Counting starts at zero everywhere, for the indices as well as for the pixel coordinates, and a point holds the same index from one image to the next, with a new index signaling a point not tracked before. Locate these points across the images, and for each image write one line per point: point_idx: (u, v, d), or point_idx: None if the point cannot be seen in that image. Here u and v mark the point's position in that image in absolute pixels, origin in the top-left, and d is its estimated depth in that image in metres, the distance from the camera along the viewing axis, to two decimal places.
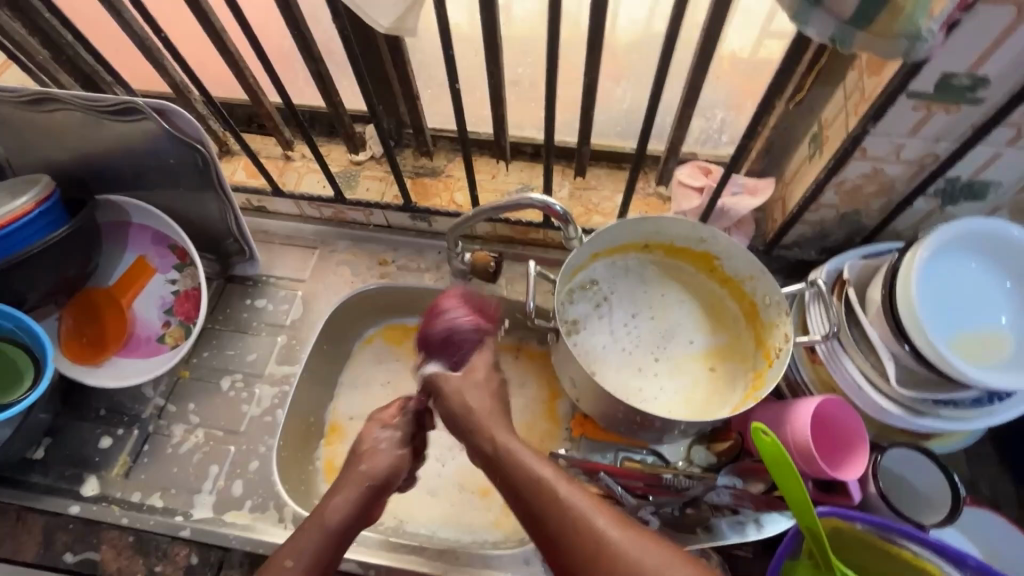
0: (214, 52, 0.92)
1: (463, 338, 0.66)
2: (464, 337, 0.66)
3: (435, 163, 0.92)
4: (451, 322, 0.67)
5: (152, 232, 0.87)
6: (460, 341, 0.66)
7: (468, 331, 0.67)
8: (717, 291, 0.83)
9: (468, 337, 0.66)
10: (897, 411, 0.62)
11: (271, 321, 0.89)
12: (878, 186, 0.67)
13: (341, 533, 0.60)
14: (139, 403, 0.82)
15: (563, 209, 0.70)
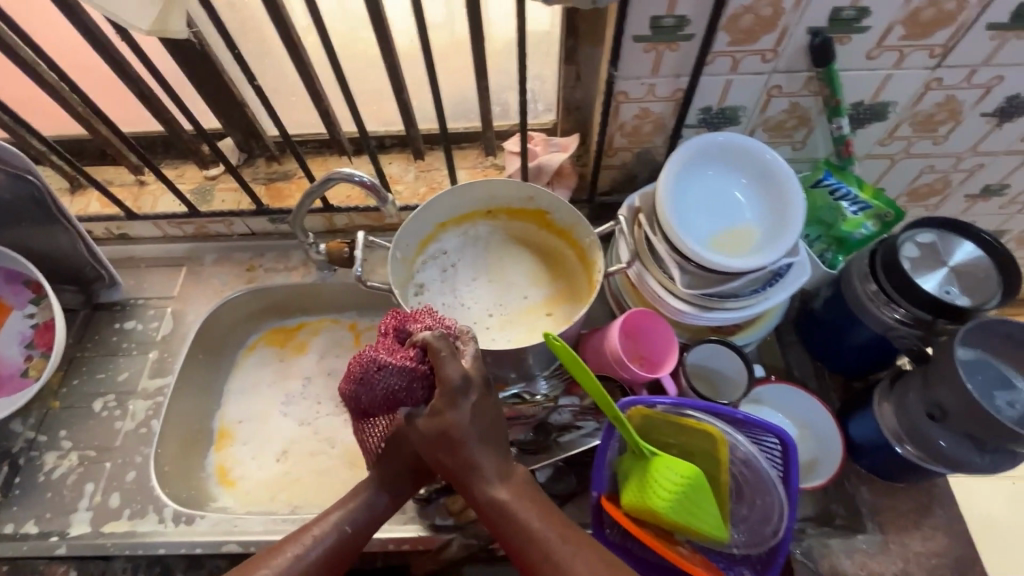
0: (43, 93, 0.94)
1: (402, 386, 0.60)
2: (402, 387, 0.60)
3: (286, 167, 0.98)
4: (382, 381, 0.60)
5: (3, 271, 0.87)
6: (401, 392, 0.60)
7: (401, 378, 0.59)
8: (557, 244, 0.90)
9: (403, 386, 0.59)
10: (688, 309, 0.71)
11: (142, 339, 0.91)
12: (652, 124, 0.77)
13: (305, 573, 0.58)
14: (7, 439, 0.81)
15: (372, 180, 0.77)
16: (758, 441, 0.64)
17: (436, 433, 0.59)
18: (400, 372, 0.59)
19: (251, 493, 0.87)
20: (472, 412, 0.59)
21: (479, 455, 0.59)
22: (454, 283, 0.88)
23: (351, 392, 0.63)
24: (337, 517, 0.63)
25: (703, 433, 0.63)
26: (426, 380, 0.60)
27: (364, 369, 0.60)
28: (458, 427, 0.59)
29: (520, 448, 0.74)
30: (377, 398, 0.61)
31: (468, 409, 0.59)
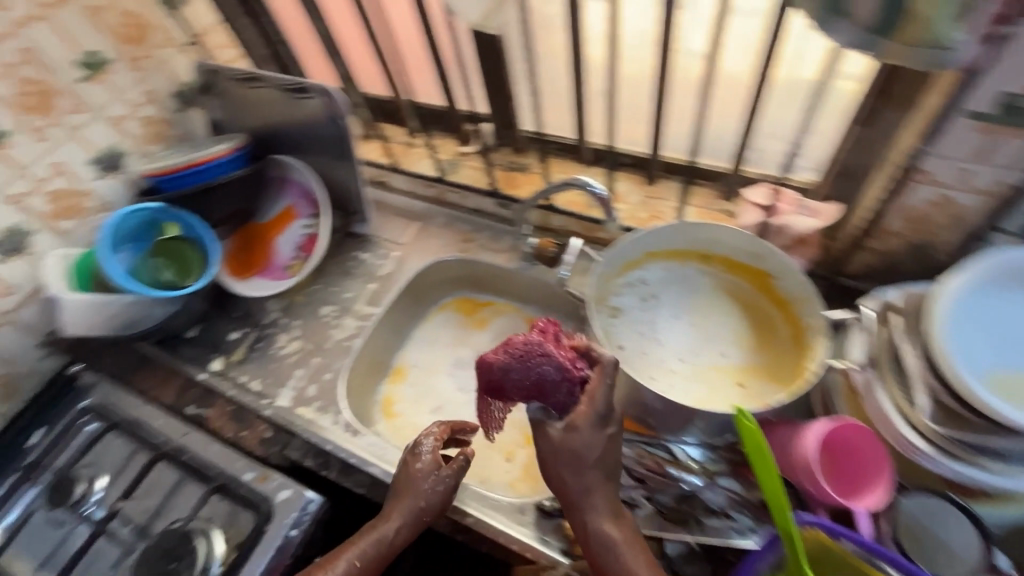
0: None
1: (556, 384, 0.68)
2: (556, 384, 0.68)
3: (525, 160, 1.05)
4: (541, 371, 0.67)
5: (300, 186, 1.10)
6: (552, 387, 0.68)
7: (561, 376, 0.68)
8: (771, 313, 0.82)
9: (560, 383, 0.67)
10: (925, 448, 0.58)
11: (368, 270, 1.08)
12: (949, 217, 0.64)
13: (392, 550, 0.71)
14: (262, 312, 1.04)
15: (602, 191, 0.81)
16: None
17: (567, 447, 0.67)
18: (560, 371, 0.67)
19: (403, 432, 0.98)
20: (605, 444, 0.67)
21: (599, 490, 0.66)
22: (648, 316, 0.85)
23: (496, 368, 0.69)
24: (348, 557, 0.68)
25: None
26: (575, 388, 0.68)
27: (531, 352, 0.68)
28: (589, 453, 0.67)
29: (658, 509, 0.71)
30: (527, 381, 0.68)
31: (601, 438, 0.68)
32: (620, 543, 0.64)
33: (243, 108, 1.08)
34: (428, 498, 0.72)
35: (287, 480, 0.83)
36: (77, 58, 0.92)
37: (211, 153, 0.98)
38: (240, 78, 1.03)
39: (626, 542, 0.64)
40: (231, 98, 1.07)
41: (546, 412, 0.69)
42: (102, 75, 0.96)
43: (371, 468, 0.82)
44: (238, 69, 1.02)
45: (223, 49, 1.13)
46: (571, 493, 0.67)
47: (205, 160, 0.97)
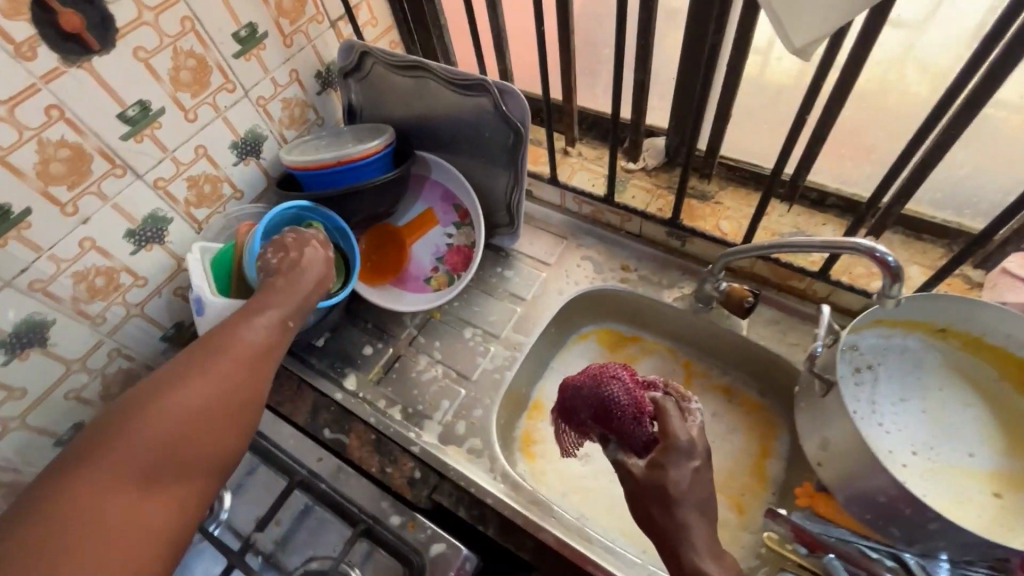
0: None
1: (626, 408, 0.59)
2: (623, 412, 0.60)
3: (707, 188, 0.93)
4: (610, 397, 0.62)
5: (443, 190, 1.01)
6: (618, 415, 0.60)
7: (627, 398, 0.60)
8: (1023, 407, 0.70)
9: (625, 408, 0.59)
10: None
11: (513, 291, 0.97)
12: None
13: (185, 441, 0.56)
14: (397, 327, 0.95)
15: (894, 260, 0.62)
16: None
17: (652, 482, 0.53)
18: (627, 394, 0.61)
19: (547, 477, 0.88)
20: (692, 479, 0.52)
21: (698, 526, 0.50)
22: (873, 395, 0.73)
23: (574, 391, 0.66)
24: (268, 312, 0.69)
25: None
26: (645, 415, 0.58)
27: (604, 371, 0.64)
28: (676, 483, 0.51)
29: None
30: (594, 403, 0.63)
31: (690, 472, 0.52)
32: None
33: (391, 97, 0.96)
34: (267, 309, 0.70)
35: (438, 531, 0.73)
36: (234, 31, 0.81)
37: (365, 148, 0.86)
38: (397, 64, 0.90)
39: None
40: (379, 84, 0.95)
41: (623, 452, 0.59)
42: (255, 51, 0.85)
43: (541, 530, 0.73)
44: (396, 54, 0.89)
45: (370, 27, 1.00)
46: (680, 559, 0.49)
47: (359, 157, 0.86)
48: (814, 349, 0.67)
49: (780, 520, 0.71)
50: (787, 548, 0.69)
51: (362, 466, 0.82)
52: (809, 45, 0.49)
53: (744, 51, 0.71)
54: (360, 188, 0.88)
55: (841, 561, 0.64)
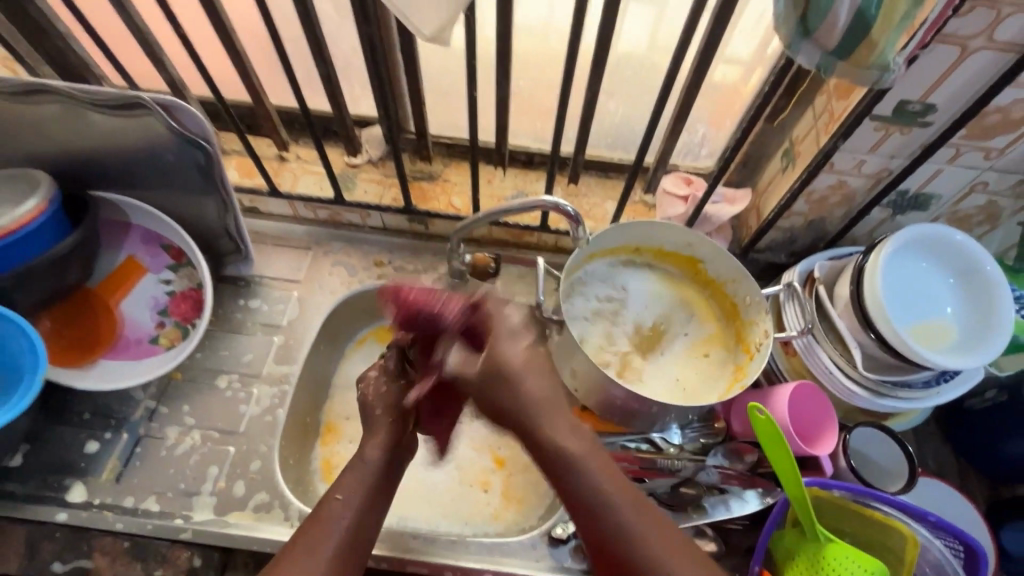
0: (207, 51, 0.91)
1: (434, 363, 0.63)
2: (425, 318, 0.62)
3: (433, 168, 0.94)
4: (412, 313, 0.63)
5: (142, 231, 0.85)
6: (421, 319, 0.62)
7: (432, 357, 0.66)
8: (702, 292, 0.87)
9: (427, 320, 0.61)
10: (863, 393, 0.70)
11: (265, 320, 0.88)
12: (841, 197, 0.76)
13: None
14: (128, 406, 0.79)
15: (573, 210, 0.74)
16: (943, 541, 0.60)
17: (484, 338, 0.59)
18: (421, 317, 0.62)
19: None
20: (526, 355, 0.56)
21: (531, 380, 0.55)
22: (589, 328, 0.83)
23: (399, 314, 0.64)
24: (330, 496, 0.61)
25: (886, 528, 0.61)
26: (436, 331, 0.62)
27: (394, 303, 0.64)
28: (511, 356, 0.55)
29: (661, 500, 0.74)
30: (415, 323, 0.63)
31: (519, 348, 0.56)
32: (639, 530, 0.52)
33: (18, 130, 0.74)
34: (345, 489, 0.62)
35: None
36: None
37: (18, 216, 0.69)
38: (8, 90, 0.69)
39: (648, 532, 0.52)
40: None
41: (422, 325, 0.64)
42: None
43: None
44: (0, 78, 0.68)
45: None
46: (580, 493, 0.53)
47: (10, 230, 0.68)
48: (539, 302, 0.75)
49: None
50: None
51: None
52: (440, 30, 0.51)
53: (409, 36, 0.72)
54: (31, 264, 0.71)
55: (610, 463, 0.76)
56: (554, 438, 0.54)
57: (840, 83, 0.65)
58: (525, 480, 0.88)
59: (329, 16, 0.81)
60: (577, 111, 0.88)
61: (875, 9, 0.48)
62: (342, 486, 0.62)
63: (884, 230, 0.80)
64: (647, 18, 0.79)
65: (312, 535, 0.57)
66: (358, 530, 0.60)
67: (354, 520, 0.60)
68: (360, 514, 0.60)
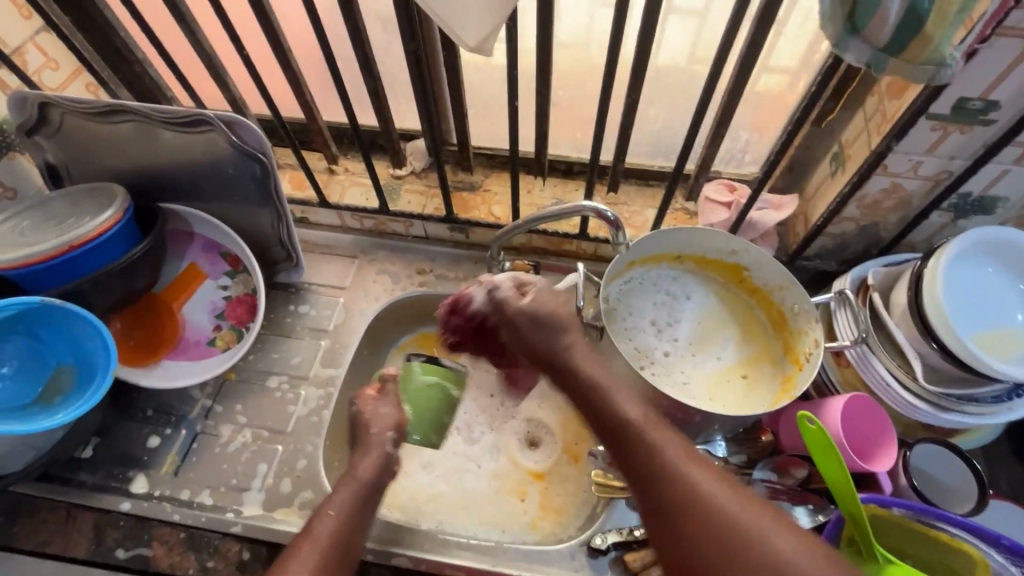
0: None
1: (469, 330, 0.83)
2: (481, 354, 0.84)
3: (474, 178, 0.96)
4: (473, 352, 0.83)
5: (203, 240, 0.90)
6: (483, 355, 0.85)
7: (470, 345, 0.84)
8: (747, 300, 0.85)
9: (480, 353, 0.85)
10: (926, 408, 0.66)
11: (313, 325, 0.92)
12: (896, 201, 0.73)
13: None
14: (187, 404, 0.83)
15: (612, 214, 0.74)
16: (1018, 568, 0.56)
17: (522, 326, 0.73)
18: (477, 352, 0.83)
19: (398, 499, 0.85)
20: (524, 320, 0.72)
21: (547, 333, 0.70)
22: (642, 332, 0.82)
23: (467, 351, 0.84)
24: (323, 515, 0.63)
25: (951, 550, 0.57)
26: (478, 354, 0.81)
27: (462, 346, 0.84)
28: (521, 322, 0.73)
29: None
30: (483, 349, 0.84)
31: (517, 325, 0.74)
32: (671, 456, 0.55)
33: (101, 149, 0.81)
34: (336, 505, 0.64)
35: None
36: None
37: (97, 224, 0.74)
38: (93, 112, 0.76)
39: (656, 433, 0.57)
40: (82, 140, 0.80)
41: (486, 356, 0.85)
42: None
43: (396, 552, 0.72)
44: (87, 101, 0.75)
45: (47, 70, 0.83)
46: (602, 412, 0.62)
47: (90, 237, 0.73)
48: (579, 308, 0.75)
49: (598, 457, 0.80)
50: (611, 479, 0.76)
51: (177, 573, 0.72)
52: (483, 41, 0.53)
53: (453, 50, 0.75)
54: (106, 269, 0.76)
55: None
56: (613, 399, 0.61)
57: (893, 81, 0.62)
58: (564, 490, 0.86)
59: (378, 36, 0.86)
60: (616, 119, 0.89)
61: (928, 2, 0.46)
62: (332, 502, 0.65)
63: (945, 236, 0.76)
64: (689, 27, 0.81)
65: (293, 551, 0.59)
66: (337, 540, 0.61)
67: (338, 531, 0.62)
68: (341, 526, 0.62)
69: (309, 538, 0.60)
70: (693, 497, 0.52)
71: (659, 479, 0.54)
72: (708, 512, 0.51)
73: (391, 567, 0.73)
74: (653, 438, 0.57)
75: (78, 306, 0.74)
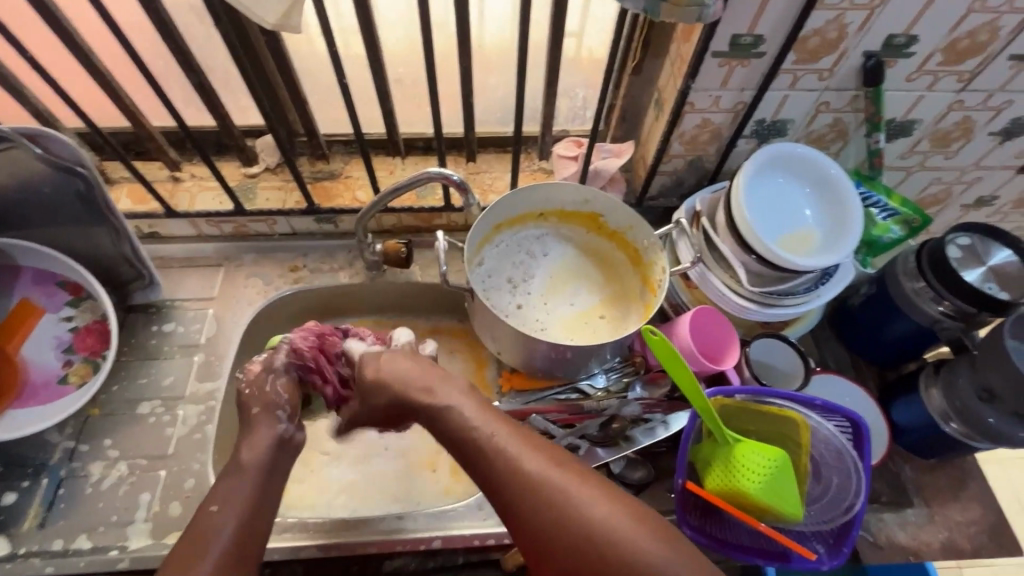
0: (87, 80, 0.88)
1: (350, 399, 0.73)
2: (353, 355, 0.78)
3: (333, 166, 0.95)
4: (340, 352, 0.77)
5: (33, 271, 0.81)
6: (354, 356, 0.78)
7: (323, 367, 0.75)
8: (605, 245, 0.92)
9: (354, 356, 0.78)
10: (754, 307, 0.77)
11: (183, 342, 0.87)
12: (709, 134, 0.82)
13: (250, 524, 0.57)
14: (44, 450, 0.76)
15: (460, 178, 0.77)
16: (831, 421, 0.69)
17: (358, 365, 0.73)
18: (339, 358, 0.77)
19: (306, 497, 0.84)
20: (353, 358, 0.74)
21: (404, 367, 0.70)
22: (508, 293, 0.87)
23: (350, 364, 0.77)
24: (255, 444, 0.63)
25: (781, 418, 0.68)
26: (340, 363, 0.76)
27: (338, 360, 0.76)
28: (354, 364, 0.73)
29: (593, 442, 0.77)
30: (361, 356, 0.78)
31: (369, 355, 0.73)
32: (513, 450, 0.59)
33: None
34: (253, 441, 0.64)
35: None
36: None
37: None
38: None
39: (521, 450, 0.59)
40: None
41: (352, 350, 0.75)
42: None
43: (303, 545, 0.71)
44: None
45: None
46: (449, 427, 0.63)
47: None
48: (444, 273, 0.75)
49: None
50: None
51: None
52: (284, 18, 0.53)
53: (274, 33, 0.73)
54: None
55: (543, 414, 0.80)
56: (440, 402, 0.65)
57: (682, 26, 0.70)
58: None
59: None
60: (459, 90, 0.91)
61: None
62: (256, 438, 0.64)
63: None
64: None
65: (189, 550, 0.54)
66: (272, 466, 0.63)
67: (238, 520, 0.57)
68: (244, 519, 0.57)
69: (223, 499, 0.58)
70: (552, 499, 0.55)
71: (512, 473, 0.57)
72: (585, 525, 0.54)
73: (301, 560, 0.72)
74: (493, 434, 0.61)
75: None
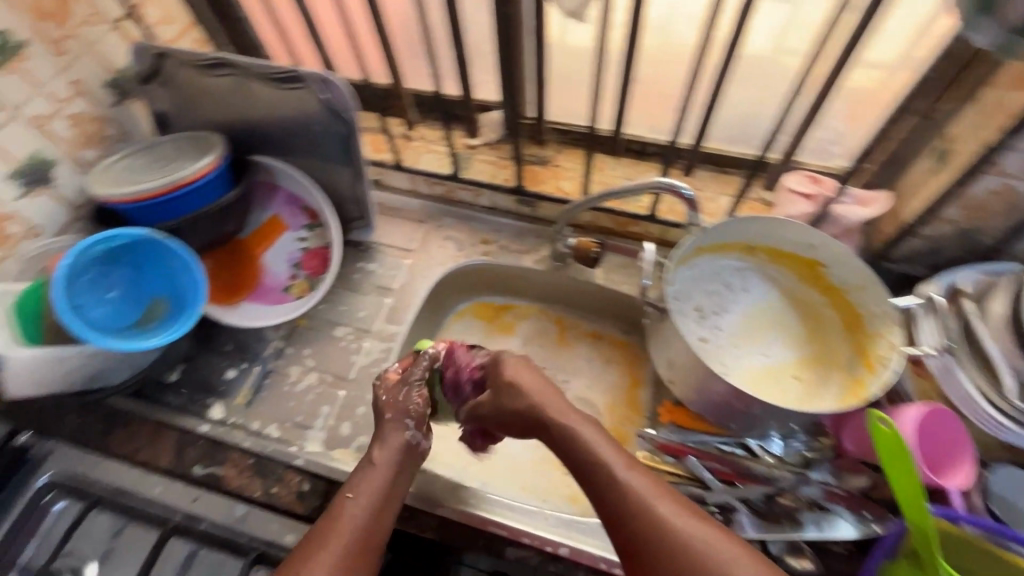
0: None
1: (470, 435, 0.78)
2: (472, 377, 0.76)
3: (545, 152, 0.97)
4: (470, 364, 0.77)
5: (285, 193, 0.96)
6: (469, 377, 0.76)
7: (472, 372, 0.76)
8: (818, 299, 0.82)
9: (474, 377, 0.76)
10: (1015, 427, 0.61)
11: (379, 283, 0.96)
12: (1005, 204, 0.67)
13: (365, 533, 0.63)
14: (262, 343, 0.90)
15: (688, 192, 0.73)
16: None
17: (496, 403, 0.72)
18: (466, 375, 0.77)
19: (446, 457, 0.88)
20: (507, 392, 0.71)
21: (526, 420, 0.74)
22: (696, 321, 0.80)
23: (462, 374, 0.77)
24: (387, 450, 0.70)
25: None
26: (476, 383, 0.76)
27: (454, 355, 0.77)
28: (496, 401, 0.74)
29: (755, 511, 0.69)
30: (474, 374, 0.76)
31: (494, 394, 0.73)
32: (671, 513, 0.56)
33: (204, 100, 0.86)
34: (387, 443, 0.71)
35: None
36: None
37: (196, 169, 0.80)
38: (204, 64, 0.81)
39: (674, 511, 0.57)
40: (187, 89, 0.85)
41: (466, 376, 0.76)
42: (15, 63, 0.72)
43: (442, 503, 0.75)
44: (200, 52, 0.80)
45: (163, 24, 0.89)
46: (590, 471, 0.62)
47: (191, 181, 0.79)
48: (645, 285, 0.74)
49: (648, 439, 0.77)
50: (660, 461, 0.76)
51: (245, 494, 0.76)
52: None
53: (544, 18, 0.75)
54: (203, 213, 0.82)
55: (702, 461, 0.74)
56: (585, 439, 0.65)
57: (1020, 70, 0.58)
58: None
59: None
60: None
61: None
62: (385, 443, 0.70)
63: None
64: None
65: (317, 539, 0.61)
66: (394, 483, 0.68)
67: (362, 517, 0.63)
68: (366, 517, 0.64)
69: (350, 501, 0.65)
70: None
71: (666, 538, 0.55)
72: None
73: (436, 516, 0.75)
74: (641, 488, 0.59)
75: (174, 244, 0.80)
